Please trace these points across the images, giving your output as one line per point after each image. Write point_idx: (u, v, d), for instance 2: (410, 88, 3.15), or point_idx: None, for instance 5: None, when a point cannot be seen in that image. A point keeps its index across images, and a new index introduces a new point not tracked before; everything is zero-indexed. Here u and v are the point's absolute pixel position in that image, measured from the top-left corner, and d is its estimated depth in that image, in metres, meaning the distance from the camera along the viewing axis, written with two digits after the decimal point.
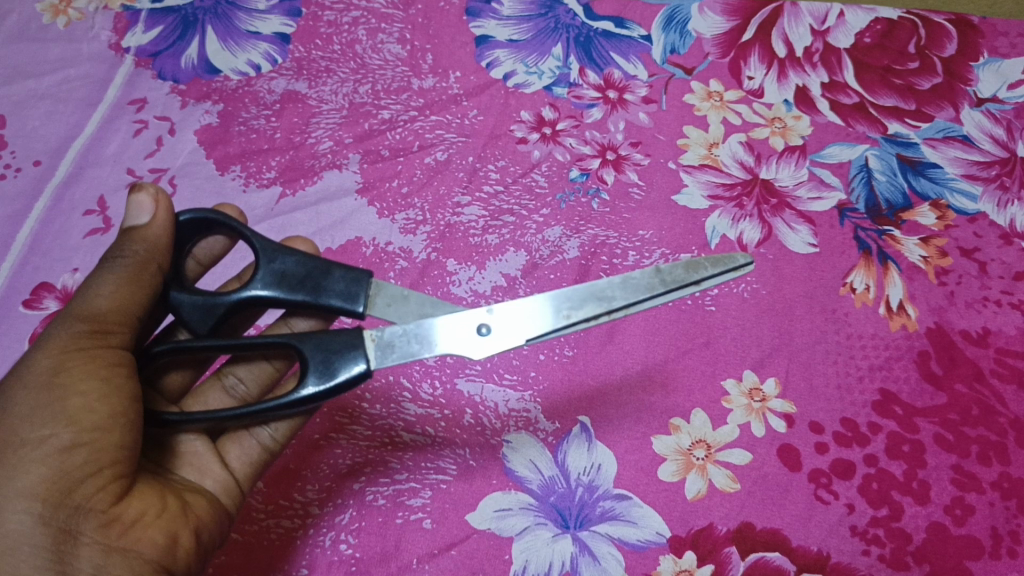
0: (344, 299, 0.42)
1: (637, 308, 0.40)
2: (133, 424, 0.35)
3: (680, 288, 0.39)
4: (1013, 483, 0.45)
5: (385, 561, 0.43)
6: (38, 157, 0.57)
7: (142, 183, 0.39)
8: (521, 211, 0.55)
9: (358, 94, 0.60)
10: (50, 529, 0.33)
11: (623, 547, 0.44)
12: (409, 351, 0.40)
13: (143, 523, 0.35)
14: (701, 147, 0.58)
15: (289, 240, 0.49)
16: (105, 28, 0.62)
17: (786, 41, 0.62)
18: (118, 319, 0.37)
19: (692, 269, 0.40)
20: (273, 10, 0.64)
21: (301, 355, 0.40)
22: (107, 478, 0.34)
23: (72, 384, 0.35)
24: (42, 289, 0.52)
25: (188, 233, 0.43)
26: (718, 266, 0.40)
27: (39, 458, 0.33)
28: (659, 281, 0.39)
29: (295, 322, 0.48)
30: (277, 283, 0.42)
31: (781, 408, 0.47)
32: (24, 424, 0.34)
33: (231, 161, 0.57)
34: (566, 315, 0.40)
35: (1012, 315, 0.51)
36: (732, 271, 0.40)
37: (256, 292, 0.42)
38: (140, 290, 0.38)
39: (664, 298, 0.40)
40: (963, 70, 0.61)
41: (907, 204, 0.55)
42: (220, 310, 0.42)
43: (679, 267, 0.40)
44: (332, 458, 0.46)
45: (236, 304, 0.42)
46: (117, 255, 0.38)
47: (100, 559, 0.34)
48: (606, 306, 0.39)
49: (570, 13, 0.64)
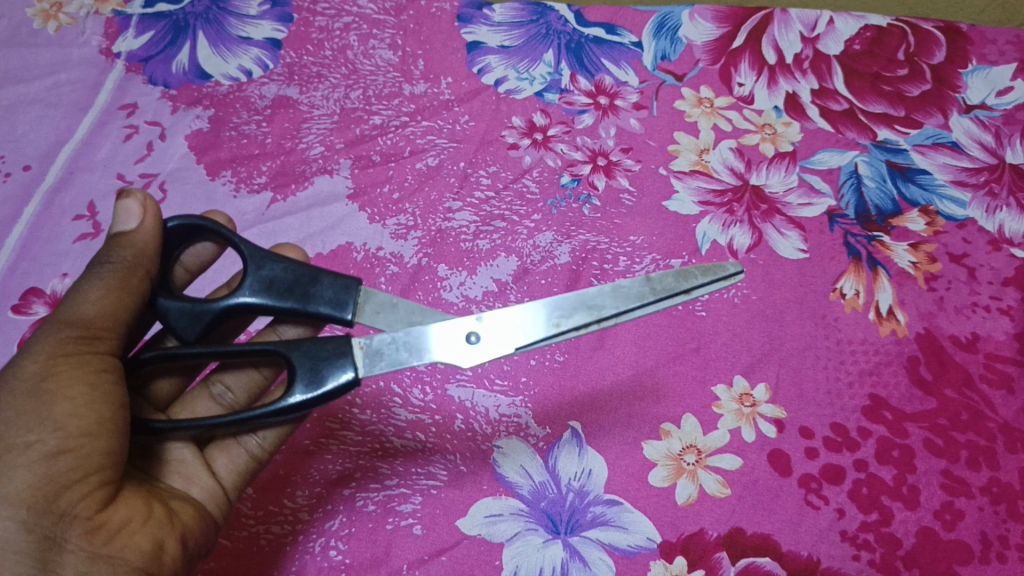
0: (332, 306, 0.41)
1: (627, 317, 0.39)
2: (119, 430, 0.35)
3: (671, 297, 0.39)
4: (1002, 488, 0.45)
5: (374, 568, 0.43)
6: (27, 162, 0.56)
7: (130, 189, 0.39)
8: (512, 217, 0.55)
9: (350, 99, 0.60)
10: (34, 536, 0.32)
11: (614, 552, 0.44)
12: (397, 358, 0.40)
13: (129, 530, 0.35)
14: (691, 153, 0.58)
15: (279, 247, 0.49)
16: (96, 33, 0.62)
17: (776, 48, 0.63)
18: (106, 325, 0.37)
19: (683, 278, 0.39)
20: (264, 16, 0.64)
21: (288, 363, 0.39)
22: (92, 485, 0.34)
23: (59, 390, 0.34)
24: (30, 293, 0.51)
25: (176, 239, 0.43)
26: (709, 275, 0.39)
27: (23, 464, 0.33)
28: (648, 290, 0.39)
29: (284, 328, 0.47)
30: (266, 291, 0.42)
31: (771, 413, 0.47)
32: (8, 429, 0.33)
33: (222, 167, 0.56)
34: (555, 323, 0.39)
35: (1000, 320, 0.51)
36: (722, 281, 0.40)
37: (245, 300, 0.42)
38: (128, 297, 0.38)
39: (655, 308, 0.40)
40: (952, 77, 0.61)
41: (897, 210, 0.55)
42: (209, 318, 0.42)
43: (669, 276, 0.39)
44: (322, 466, 0.45)
45: (225, 312, 0.42)
46: (104, 260, 0.38)
47: (85, 566, 0.33)
48: (595, 315, 0.39)
49: (561, 20, 0.64)
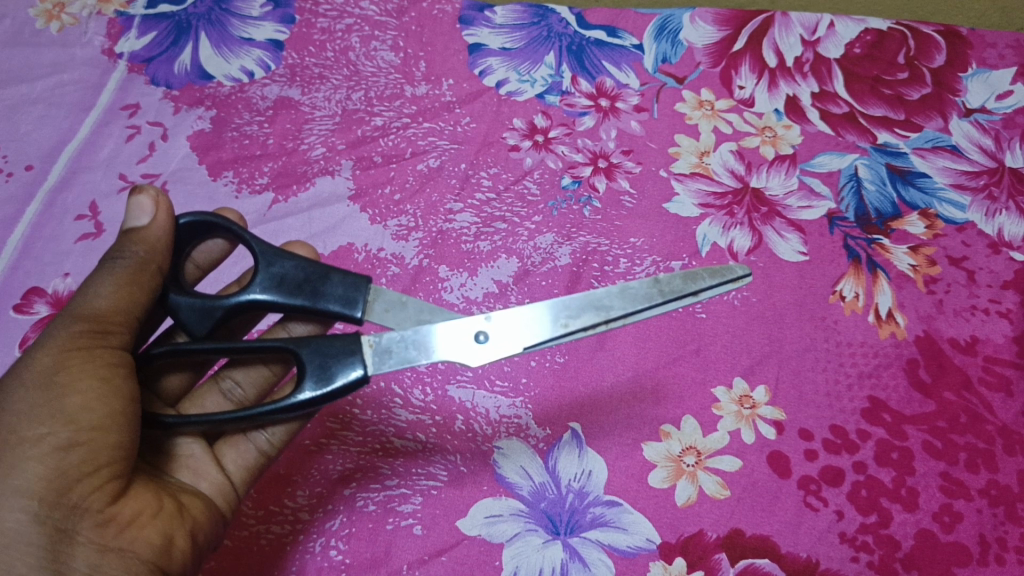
0: (341, 303, 0.41)
1: (634, 319, 0.40)
2: (130, 425, 0.35)
3: (678, 298, 0.39)
4: (1000, 490, 0.46)
5: (374, 567, 0.43)
6: (30, 161, 0.57)
7: (143, 185, 0.39)
8: (513, 218, 0.55)
9: (351, 101, 0.60)
10: (45, 528, 0.33)
11: (613, 553, 0.44)
12: (405, 357, 0.40)
13: (139, 523, 0.35)
14: (692, 155, 0.58)
15: (287, 246, 0.49)
16: (99, 34, 0.62)
17: (777, 51, 0.63)
18: (118, 320, 0.37)
19: (690, 280, 0.40)
20: (267, 17, 0.64)
21: (298, 360, 0.39)
22: (103, 478, 0.34)
23: (71, 383, 0.34)
24: (33, 293, 0.51)
25: (187, 235, 0.43)
26: (716, 277, 0.40)
27: (35, 456, 0.33)
28: (657, 292, 0.39)
29: (293, 326, 0.48)
30: (276, 288, 0.42)
31: (770, 414, 0.47)
32: (20, 422, 0.34)
33: (223, 167, 0.57)
34: (563, 323, 0.40)
35: (999, 323, 0.51)
36: (729, 283, 0.40)
37: (256, 297, 0.42)
38: (140, 293, 0.38)
39: (662, 310, 0.40)
40: (951, 80, 0.62)
41: (897, 212, 0.55)
42: (220, 314, 0.42)
43: (677, 278, 0.40)
44: (325, 464, 0.46)
45: (235, 308, 0.42)
46: (116, 256, 0.38)
47: (95, 559, 0.33)
48: (603, 316, 0.39)
49: (562, 22, 0.65)
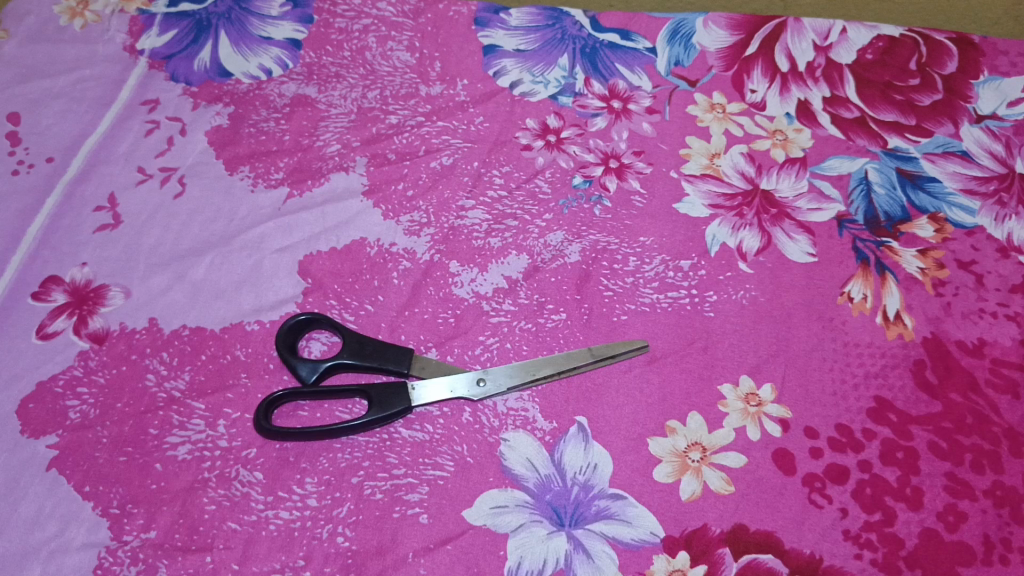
0: (398, 363, 0.49)
1: (575, 373, 0.49)
2: None
3: (603, 360, 0.49)
4: (1005, 491, 0.46)
5: (381, 555, 0.43)
6: (50, 153, 0.58)
7: None
8: (524, 216, 0.56)
9: (367, 99, 0.61)
10: None
11: (617, 545, 0.44)
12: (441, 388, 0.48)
13: None
14: (703, 157, 0.58)
15: (340, 261, 0.54)
16: (120, 31, 0.64)
17: (788, 55, 0.63)
18: None
19: (611, 347, 0.49)
20: (285, 17, 0.65)
21: (368, 397, 0.48)
22: None
23: None
24: (50, 281, 0.52)
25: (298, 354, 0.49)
26: (625, 348, 0.49)
27: None
28: (590, 354, 0.49)
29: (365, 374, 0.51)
30: (357, 353, 0.50)
31: (776, 413, 0.48)
32: None
33: (240, 162, 0.58)
34: (530, 373, 0.48)
35: (1007, 327, 0.51)
36: (632, 351, 0.49)
37: (342, 360, 0.49)
38: None
39: (595, 367, 0.49)
40: (963, 87, 0.62)
41: (906, 216, 0.55)
42: (315, 376, 0.49)
43: (602, 345, 0.49)
44: (336, 411, 0.49)
45: (323, 375, 0.50)
46: None
47: None
48: (556, 368, 0.48)
49: (577, 25, 0.65)
